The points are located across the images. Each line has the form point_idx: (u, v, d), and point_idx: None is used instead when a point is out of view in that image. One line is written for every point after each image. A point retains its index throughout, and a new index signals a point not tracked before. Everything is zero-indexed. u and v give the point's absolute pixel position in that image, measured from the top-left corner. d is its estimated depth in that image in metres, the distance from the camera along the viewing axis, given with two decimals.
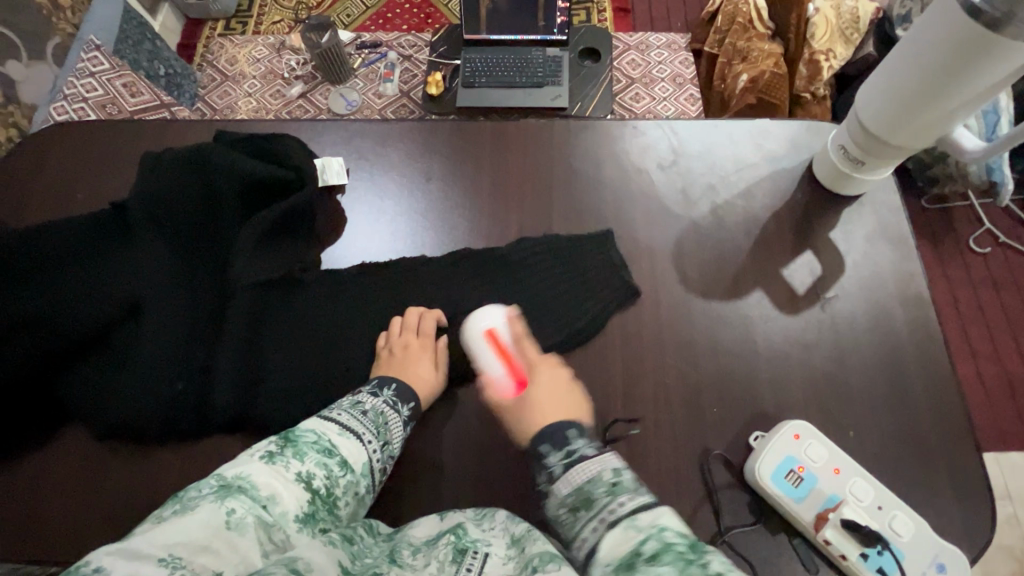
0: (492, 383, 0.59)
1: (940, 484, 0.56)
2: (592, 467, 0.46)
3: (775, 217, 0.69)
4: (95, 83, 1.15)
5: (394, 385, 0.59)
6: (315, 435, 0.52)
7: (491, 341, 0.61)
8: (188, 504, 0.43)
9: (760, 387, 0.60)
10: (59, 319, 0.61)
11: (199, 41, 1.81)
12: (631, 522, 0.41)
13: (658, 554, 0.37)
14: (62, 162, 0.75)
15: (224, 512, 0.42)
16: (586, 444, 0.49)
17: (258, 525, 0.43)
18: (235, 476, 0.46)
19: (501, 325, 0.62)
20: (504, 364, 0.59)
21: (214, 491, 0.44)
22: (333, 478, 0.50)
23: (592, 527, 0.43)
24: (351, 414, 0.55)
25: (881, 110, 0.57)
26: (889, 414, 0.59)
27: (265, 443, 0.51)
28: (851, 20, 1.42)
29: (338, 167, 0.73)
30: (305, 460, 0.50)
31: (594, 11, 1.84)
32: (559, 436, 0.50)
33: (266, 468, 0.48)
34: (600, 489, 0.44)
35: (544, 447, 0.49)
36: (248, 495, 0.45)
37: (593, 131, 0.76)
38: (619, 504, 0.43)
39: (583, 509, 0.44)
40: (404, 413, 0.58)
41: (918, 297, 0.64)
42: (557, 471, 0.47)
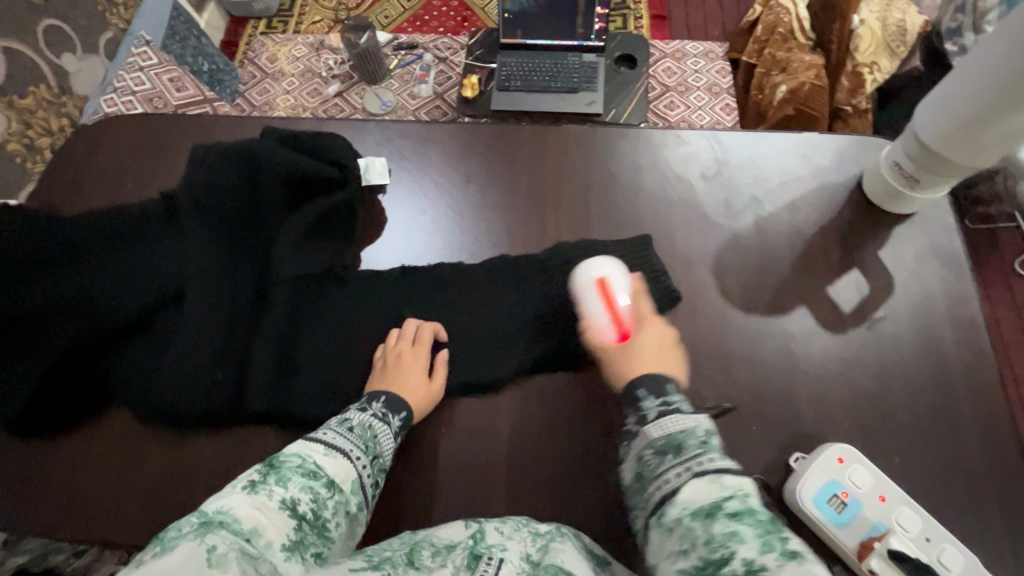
0: (593, 328, 0.62)
1: (992, 517, 0.53)
2: (687, 422, 0.49)
3: (822, 232, 0.67)
4: (143, 77, 1.18)
5: (384, 398, 0.58)
6: (299, 458, 0.49)
7: (600, 288, 0.62)
8: (167, 545, 0.37)
9: (802, 407, 0.58)
10: (109, 305, 0.63)
11: (242, 39, 1.86)
12: (718, 479, 0.43)
13: (740, 513, 0.40)
14: (113, 153, 0.77)
15: (203, 550, 0.36)
16: (683, 401, 0.52)
17: (243, 560, 0.38)
18: (216, 510, 0.41)
19: (613, 275, 0.62)
20: (609, 313, 0.61)
21: (194, 528, 0.39)
22: (320, 501, 0.47)
23: (677, 472, 0.45)
24: (338, 433, 0.53)
25: (945, 126, 0.55)
26: (938, 441, 0.57)
27: (246, 473, 0.46)
28: (898, 33, 1.38)
29: (381, 167, 0.74)
30: (289, 485, 0.46)
31: (630, 17, 1.83)
32: (659, 386, 0.53)
33: (248, 499, 0.43)
34: (693, 441, 0.47)
35: (641, 391, 0.53)
36: (229, 529, 0.39)
37: (634, 139, 0.75)
38: (709, 460, 0.45)
39: (671, 454, 0.47)
40: (394, 425, 0.57)
41: (971, 321, 0.62)
42: (650, 416, 0.51)
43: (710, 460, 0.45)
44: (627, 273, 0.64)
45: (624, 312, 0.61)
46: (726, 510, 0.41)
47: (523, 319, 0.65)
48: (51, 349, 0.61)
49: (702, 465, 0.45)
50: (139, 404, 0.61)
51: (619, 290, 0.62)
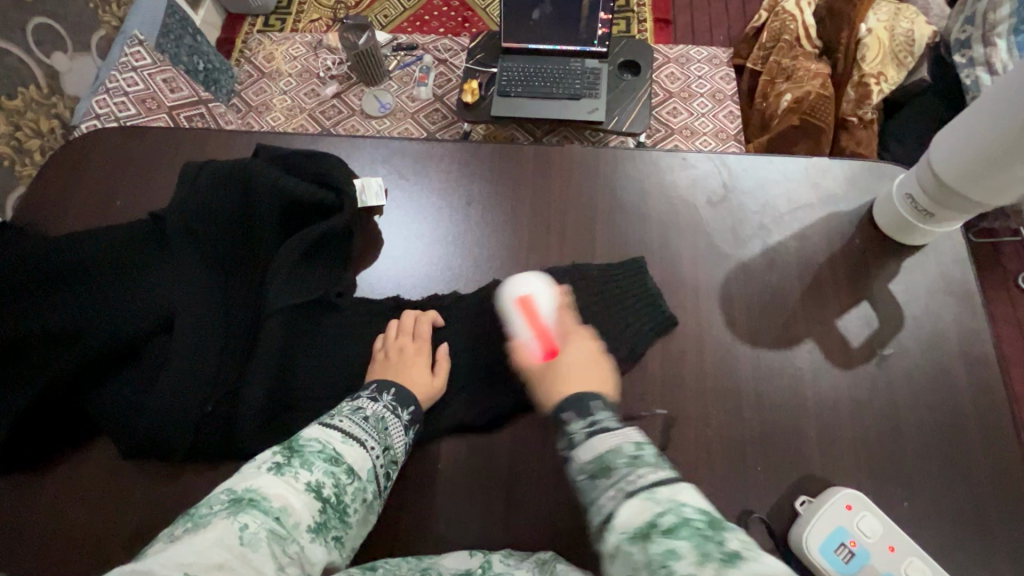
0: (519, 345, 0.58)
1: (1002, 564, 0.52)
2: (615, 439, 0.45)
3: (831, 262, 0.65)
4: (136, 77, 1.14)
5: (393, 390, 0.56)
6: (320, 443, 0.48)
7: (523, 306, 0.60)
8: (200, 522, 0.39)
9: (809, 446, 0.57)
10: (95, 331, 0.61)
11: (238, 36, 1.82)
12: (650, 495, 0.40)
13: (675, 528, 0.38)
14: (102, 166, 0.75)
15: (237, 528, 0.38)
16: (609, 416, 0.48)
17: (273, 539, 0.39)
18: (245, 489, 0.42)
19: (539, 292, 0.61)
20: (534, 328, 0.58)
21: (226, 507, 0.40)
22: (342, 486, 0.47)
23: (610, 496, 0.42)
24: (352, 420, 0.52)
25: (963, 163, 0.53)
26: (949, 485, 0.55)
27: (269, 454, 0.46)
28: (905, 43, 1.35)
29: (377, 186, 0.71)
30: (313, 470, 0.46)
31: (634, 21, 1.80)
32: (584, 406, 0.49)
33: (277, 479, 0.43)
34: (621, 459, 0.43)
35: (565, 413, 0.49)
36: (260, 508, 0.40)
37: (640, 161, 0.73)
38: (638, 476, 0.42)
39: (602, 477, 0.43)
40: (404, 418, 0.55)
41: (983, 358, 0.60)
42: (579, 438, 0.46)
43: (640, 476, 0.42)
44: (555, 287, 0.62)
45: (549, 329, 0.58)
46: (661, 527, 0.38)
47: None
48: (39, 377, 0.59)
49: (633, 484, 0.41)
50: (125, 434, 0.59)
51: (544, 305, 0.60)
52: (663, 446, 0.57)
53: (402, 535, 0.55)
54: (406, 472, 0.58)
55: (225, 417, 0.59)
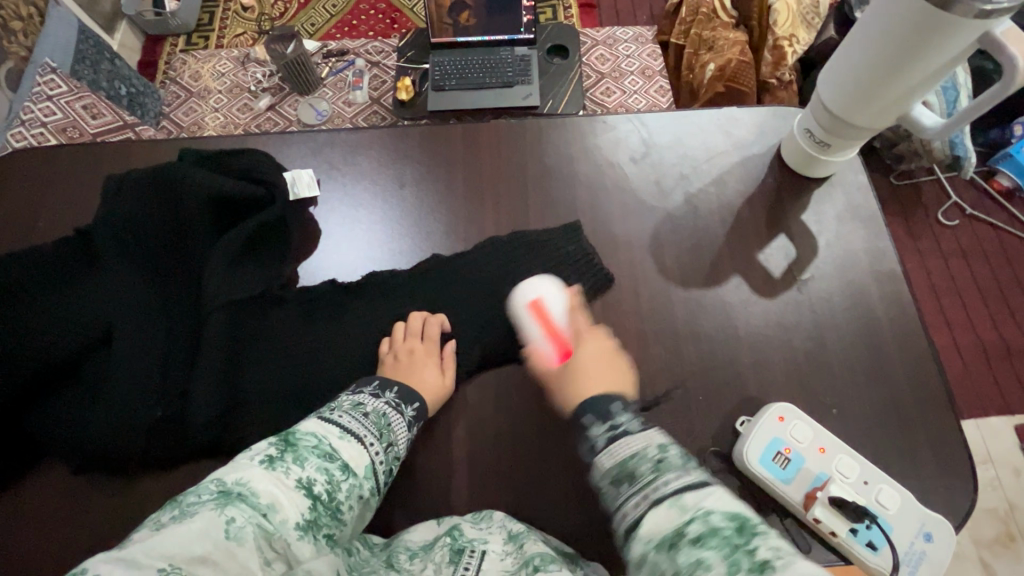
0: (535, 351, 0.61)
1: (922, 452, 0.57)
2: (637, 443, 0.46)
3: (748, 203, 0.70)
4: (53, 107, 1.10)
5: (396, 388, 0.58)
6: (315, 439, 0.49)
7: (534, 309, 0.63)
8: (187, 510, 0.39)
9: (744, 372, 0.61)
10: (30, 350, 0.59)
11: (160, 58, 1.76)
12: (676, 502, 0.40)
13: (703, 538, 0.37)
14: (20, 192, 0.73)
15: (223, 521, 0.39)
16: (631, 419, 0.49)
17: (260, 535, 0.40)
18: (235, 482, 0.43)
19: (548, 294, 0.64)
20: (547, 331, 0.61)
21: (215, 497, 0.41)
22: (334, 483, 0.47)
23: (635, 503, 0.42)
24: (352, 416, 0.53)
25: (844, 95, 0.58)
26: (871, 389, 0.60)
27: (265, 445, 0.47)
28: (811, 6, 1.44)
29: (309, 179, 0.72)
30: (306, 466, 0.46)
31: (560, 8, 1.84)
32: (603, 411, 0.50)
33: (268, 474, 0.44)
34: (646, 465, 0.44)
35: (587, 419, 0.50)
36: (248, 503, 0.41)
37: (564, 128, 0.76)
38: (665, 482, 0.42)
39: (626, 484, 0.44)
40: (408, 414, 0.56)
41: (890, 272, 0.66)
42: (600, 446, 0.48)
43: (666, 483, 0.42)
44: (565, 289, 0.64)
45: (562, 332, 0.61)
46: (689, 536, 0.38)
47: (471, 319, 0.66)
48: None
49: (659, 490, 0.42)
50: (72, 449, 0.58)
51: (555, 307, 0.63)
52: None
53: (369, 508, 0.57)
54: None
55: (174, 421, 0.59)
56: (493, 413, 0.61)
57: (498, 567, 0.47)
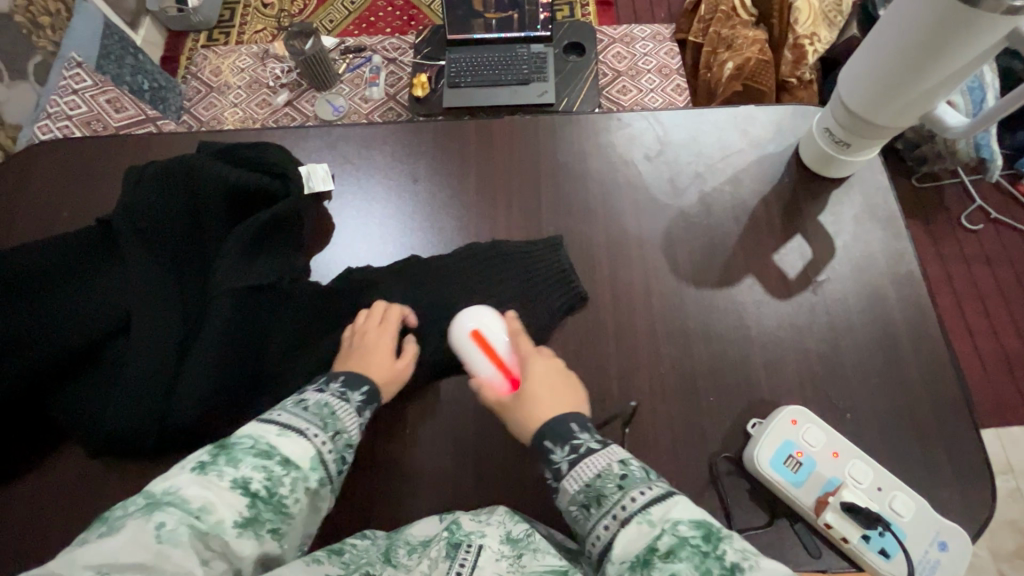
0: (483, 382, 0.56)
1: (939, 460, 0.56)
2: (600, 463, 0.47)
3: (763, 203, 0.69)
4: (78, 100, 1.12)
5: (342, 377, 0.56)
6: (251, 439, 0.47)
7: (477, 340, 0.58)
8: (115, 524, 0.38)
9: (756, 374, 0.60)
10: (51, 338, 0.61)
11: (183, 53, 1.79)
12: (646, 517, 0.42)
13: (674, 550, 0.38)
14: (46, 183, 0.74)
15: (152, 527, 0.37)
16: (592, 438, 0.49)
17: (194, 536, 0.38)
18: (163, 491, 0.41)
19: (488, 324, 0.59)
20: (493, 362, 0.57)
21: (142, 507, 0.39)
22: (275, 478, 0.45)
23: (605, 524, 0.44)
24: (291, 412, 0.51)
25: (866, 93, 0.57)
26: (887, 394, 0.59)
27: (196, 453, 0.45)
28: (833, 3, 1.43)
29: (323, 172, 0.72)
30: (240, 466, 0.44)
31: (577, 5, 1.83)
32: (563, 431, 0.49)
33: (197, 479, 0.42)
34: (610, 484, 0.45)
35: (547, 444, 0.49)
36: (178, 507, 0.39)
37: (577, 125, 0.75)
38: (631, 500, 0.43)
39: (594, 507, 0.45)
40: (356, 401, 0.55)
41: (909, 275, 0.65)
42: (563, 469, 0.47)
43: (631, 501, 0.43)
44: (501, 316, 0.61)
45: (509, 361, 0.57)
46: (660, 551, 0.39)
47: None
48: None
49: (626, 509, 0.43)
50: (90, 433, 0.59)
51: (496, 338, 0.59)
52: (621, 387, 0.60)
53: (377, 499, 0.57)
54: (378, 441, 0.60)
55: None
56: (501, 408, 0.61)
57: (493, 568, 0.47)
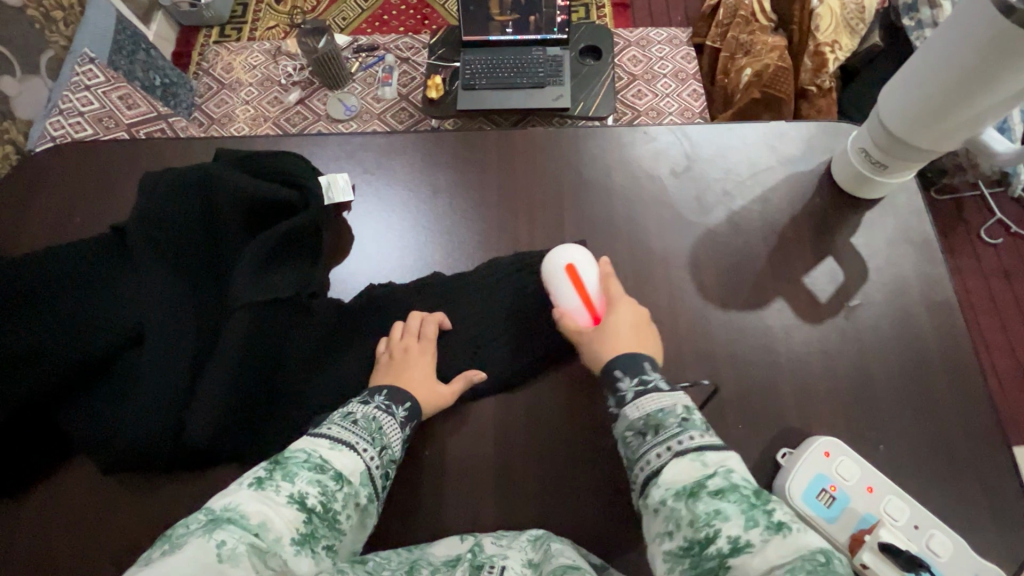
0: (565, 313, 0.60)
1: (974, 495, 0.54)
2: (666, 401, 0.49)
3: (793, 222, 0.67)
4: (91, 97, 1.11)
5: (386, 390, 0.56)
6: (305, 453, 0.48)
7: (570, 274, 0.60)
8: (177, 542, 0.39)
9: (785, 401, 0.58)
10: (64, 350, 0.60)
11: (194, 49, 1.77)
12: (699, 457, 0.44)
13: (722, 491, 0.41)
14: (59, 187, 0.73)
15: (213, 545, 0.38)
16: (660, 378, 0.52)
17: (253, 554, 0.39)
18: (224, 508, 0.42)
19: (583, 262, 0.60)
20: (580, 295, 0.59)
21: (203, 525, 0.40)
22: (329, 494, 0.46)
23: (658, 453, 0.46)
24: (341, 426, 0.52)
25: (907, 116, 0.55)
26: (919, 425, 0.57)
27: (254, 468, 0.46)
28: (855, 11, 1.37)
29: (344, 183, 0.71)
30: (296, 481, 0.45)
31: (592, 7, 1.81)
32: (636, 366, 0.53)
33: (256, 495, 0.43)
34: (672, 419, 0.48)
35: (616, 371, 0.53)
36: (237, 525, 0.40)
37: (602, 138, 0.74)
38: (689, 437, 0.46)
39: (651, 434, 0.47)
40: (400, 415, 0.55)
41: (943, 301, 0.63)
42: (628, 397, 0.51)
43: (688, 438, 0.46)
44: (596, 259, 0.62)
45: (598, 299, 0.59)
46: (710, 488, 0.42)
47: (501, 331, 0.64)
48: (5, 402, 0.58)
49: (682, 445, 0.45)
50: (103, 448, 0.58)
51: (590, 276, 0.60)
52: None
53: (394, 523, 0.56)
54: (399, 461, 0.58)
55: None
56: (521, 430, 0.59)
57: None
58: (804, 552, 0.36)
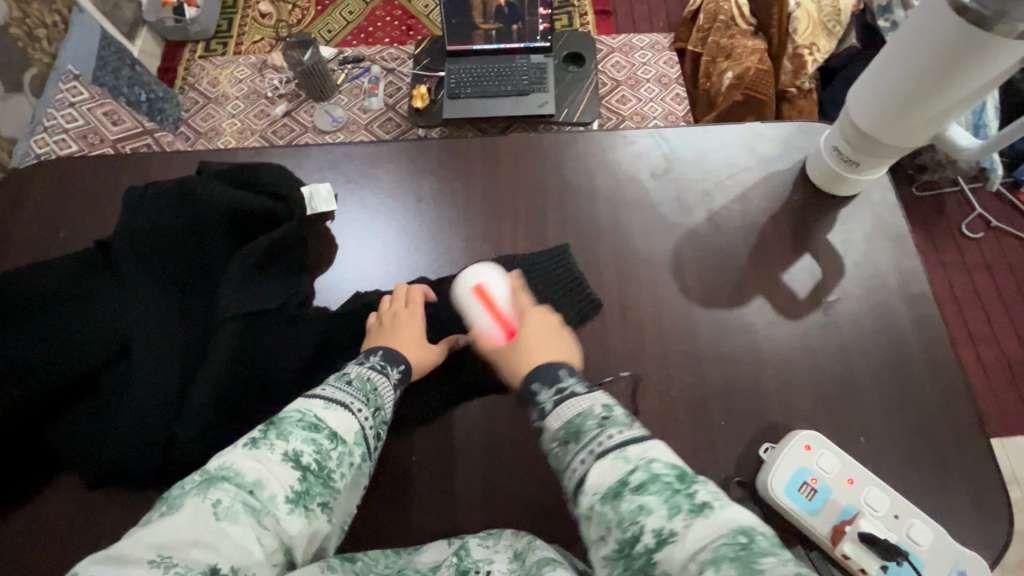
0: (481, 334, 0.60)
1: (954, 484, 0.55)
2: (583, 403, 0.47)
3: (772, 221, 0.68)
4: (75, 113, 1.11)
5: (381, 352, 0.57)
6: (300, 413, 0.47)
7: (478, 295, 0.62)
8: (175, 503, 0.38)
9: (768, 396, 0.59)
10: (49, 366, 0.59)
11: (179, 64, 1.78)
12: (620, 454, 0.41)
13: (644, 484, 0.39)
14: (43, 203, 0.73)
15: (208, 506, 0.38)
16: (578, 383, 0.49)
17: (248, 513, 0.39)
18: (218, 467, 0.41)
19: (491, 280, 0.62)
20: (493, 315, 0.61)
21: (199, 484, 0.39)
22: (324, 452, 0.45)
23: (580, 459, 0.43)
24: (336, 386, 0.51)
25: (876, 114, 0.57)
26: (900, 416, 0.58)
27: (248, 428, 0.45)
28: (832, 12, 1.40)
29: (326, 193, 0.71)
30: (291, 439, 0.44)
31: (576, 14, 1.83)
32: (554, 377, 0.51)
33: (249, 453, 0.42)
34: (591, 422, 0.45)
35: (534, 386, 0.50)
36: (232, 483, 0.40)
37: (583, 143, 0.75)
38: (607, 437, 0.43)
39: (573, 442, 0.44)
40: (394, 376, 0.56)
41: (920, 295, 0.64)
42: (548, 407, 0.48)
43: (608, 437, 0.43)
44: (505, 273, 0.63)
45: (506, 312, 0.61)
46: (631, 484, 0.39)
47: None
48: None
49: (603, 445, 0.43)
50: (90, 463, 0.58)
51: (498, 292, 0.62)
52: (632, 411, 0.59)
53: (383, 529, 0.56)
54: (387, 470, 0.58)
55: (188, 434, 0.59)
56: (509, 433, 0.59)
57: None
58: (726, 531, 0.35)
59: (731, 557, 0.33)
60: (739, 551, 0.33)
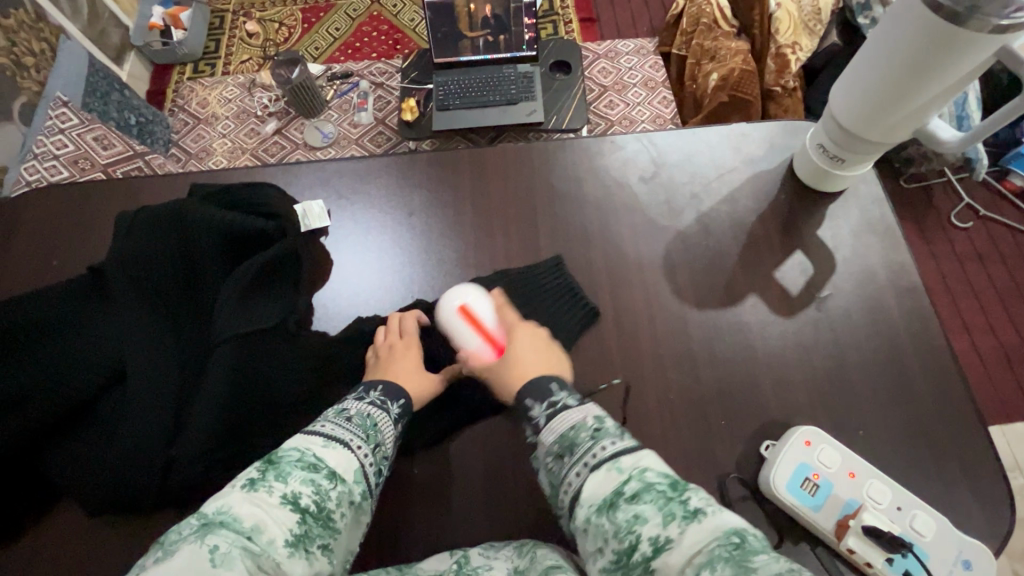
0: (469, 354, 0.59)
1: (954, 473, 0.55)
2: (574, 416, 0.48)
3: (761, 220, 0.69)
4: (65, 139, 1.11)
5: (380, 386, 0.56)
6: (298, 452, 0.47)
7: (464, 315, 0.61)
8: (170, 549, 0.37)
9: (766, 394, 0.59)
10: (45, 394, 0.59)
11: (168, 86, 1.78)
12: (615, 465, 0.43)
13: (638, 494, 0.40)
14: (35, 231, 0.73)
15: (206, 551, 0.37)
16: (569, 396, 0.50)
17: (247, 558, 0.38)
18: (216, 512, 0.40)
19: (472, 299, 0.62)
20: (479, 334, 0.60)
21: (196, 530, 0.39)
22: (323, 493, 0.45)
23: (577, 471, 0.44)
24: (336, 423, 0.51)
25: (857, 112, 0.58)
26: (896, 408, 0.58)
27: (246, 470, 0.45)
28: (812, 12, 1.42)
29: (319, 210, 0.72)
30: (290, 481, 0.44)
31: (560, 23, 1.85)
32: (543, 390, 0.51)
33: (247, 497, 0.42)
34: (583, 435, 0.46)
35: (528, 401, 0.51)
36: (230, 529, 0.39)
37: (571, 150, 0.75)
38: (601, 448, 0.44)
39: (568, 455, 0.46)
40: (394, 412, 0.55)
41: (910, 286, 0.65)
42: (540, 423, 0.49)
43: (603, 449, 0.44)
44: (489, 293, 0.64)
45: (495, 329, 0.60)
46: (626, 495, 0.40)
47: None
48: None
49: (597, 456, 0.44)
50: (89, 490, 0.57)
51: (484, 310, 0.61)
52: (631, 414, 0.59)
53: (387, 544, 0.56)
54: (389, 484, 0.58)
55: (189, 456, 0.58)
56: (509, 442, 0.60)
57: None
58: (720, 532, 0.36)
59: (726, 557, 0.34)
60: (733, 552, 0.34)
